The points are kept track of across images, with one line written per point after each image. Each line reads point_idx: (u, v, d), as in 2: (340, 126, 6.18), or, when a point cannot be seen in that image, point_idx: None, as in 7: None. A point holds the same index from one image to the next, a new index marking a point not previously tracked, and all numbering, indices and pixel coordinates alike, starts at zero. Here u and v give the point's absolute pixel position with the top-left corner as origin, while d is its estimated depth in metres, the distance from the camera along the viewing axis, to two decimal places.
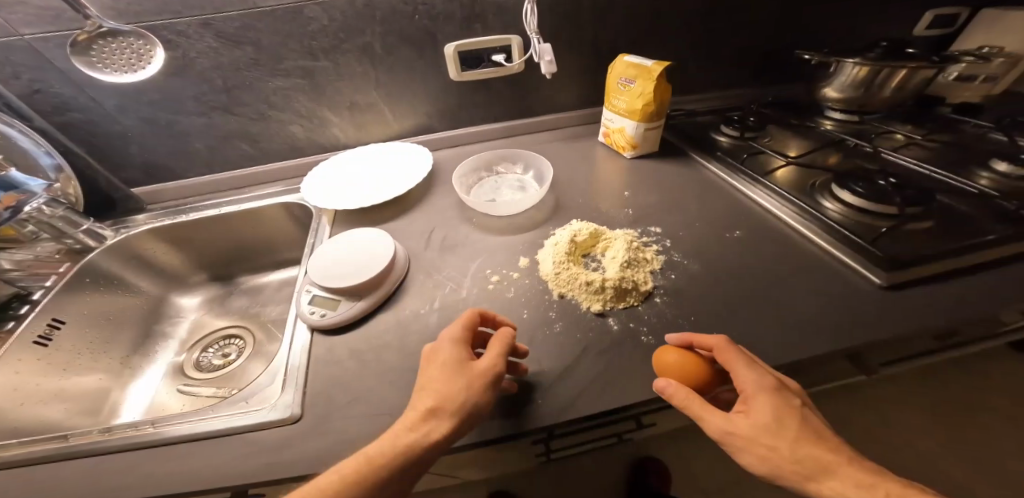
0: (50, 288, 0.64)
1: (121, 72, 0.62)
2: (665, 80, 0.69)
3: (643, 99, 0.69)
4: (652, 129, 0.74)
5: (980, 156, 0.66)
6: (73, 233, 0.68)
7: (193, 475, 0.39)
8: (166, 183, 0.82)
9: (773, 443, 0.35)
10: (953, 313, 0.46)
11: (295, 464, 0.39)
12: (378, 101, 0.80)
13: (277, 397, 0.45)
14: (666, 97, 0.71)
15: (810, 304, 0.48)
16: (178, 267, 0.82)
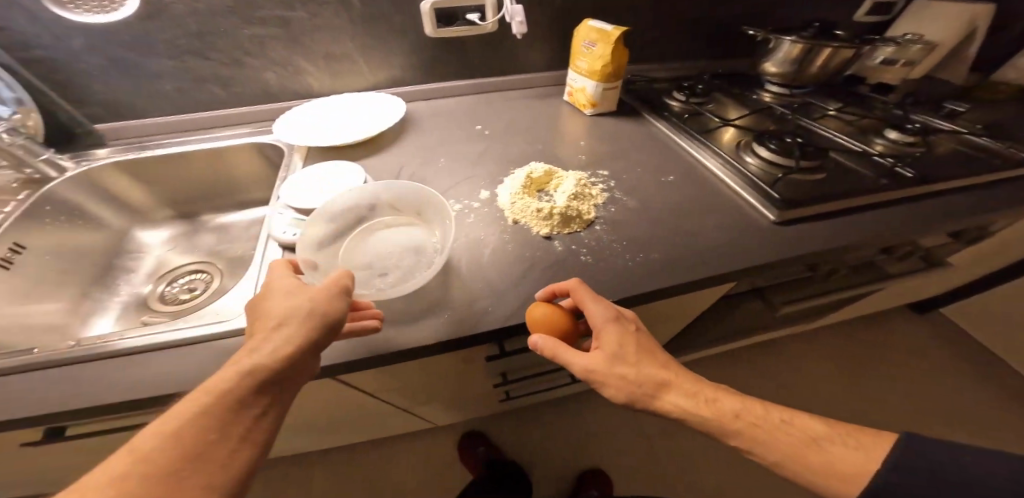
0: (9, 212, 0.61)
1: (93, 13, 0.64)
2: (623, 44, 0.75)
3: (602, 61, 0.76)
4: (611, 89, 0.82)
5: (879, 126, 0.80)
6: (33, 162, 0.66)
7: (161, 378, 0.44)
8: (129, 119, 0.80)
9: (621, 371, 0.43)
10: (833, 238, 0.57)
11: None
12: (353, 52, 0.84)
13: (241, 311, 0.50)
14: (623, 60, 0.77)
15: (718, 234, 0.58)
16: (143, 202, 0.79)
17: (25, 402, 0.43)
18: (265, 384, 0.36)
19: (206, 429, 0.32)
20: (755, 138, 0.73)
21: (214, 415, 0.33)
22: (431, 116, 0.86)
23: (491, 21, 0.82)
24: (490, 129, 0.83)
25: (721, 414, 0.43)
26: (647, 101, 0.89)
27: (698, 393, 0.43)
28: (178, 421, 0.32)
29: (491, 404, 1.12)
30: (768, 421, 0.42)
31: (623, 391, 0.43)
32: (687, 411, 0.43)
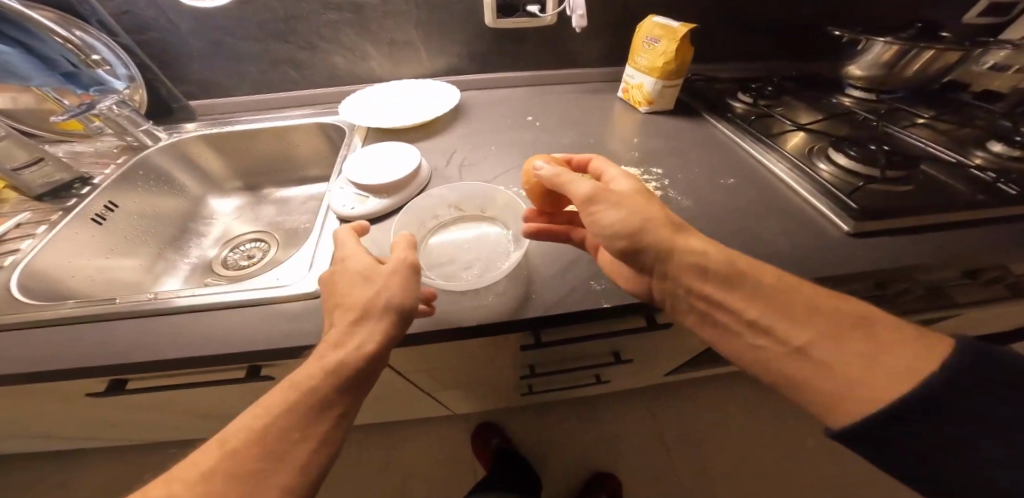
0: (110, 174, 0.70)
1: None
2: (689, 42, 0.72)
3: (665, 57, 0.73)
4: (670, 87, 0.79)
5: (983, 138, 0.72)
6: (134, 131, 0.74)
7: (217, 338, 0.47)
8: (217, 98, 0.87)
9: (626, 220, 0.44)
10: (916, 256, 0.52)
11: (315, 333, 0.48)
12: (415, 39, 0.87)
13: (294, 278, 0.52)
14: (688, 58, 0.74)
15: (783, 241, 0.55)
16: (217, 172, 0.85)
17: (113, 344, 0.47)
18: (340, 382, 0.39)
19: (297, 414, 0.37)
20: (832, 144, 0.69)
21: (290, 418, 0.37)
22: (483, 105, 0.87)
23: (550, 14, 0.82)
24: (540, 120, 0.82)
25: (723, 272, 0.42)
26: (708, 100, 0.86)
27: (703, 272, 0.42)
28: (264, 418, 0.37)
29: (513, 396, 1.12)
30: (763, 276, 0.41)
31: (617, 230, 0.44)
32: (686, 253, 0.42)
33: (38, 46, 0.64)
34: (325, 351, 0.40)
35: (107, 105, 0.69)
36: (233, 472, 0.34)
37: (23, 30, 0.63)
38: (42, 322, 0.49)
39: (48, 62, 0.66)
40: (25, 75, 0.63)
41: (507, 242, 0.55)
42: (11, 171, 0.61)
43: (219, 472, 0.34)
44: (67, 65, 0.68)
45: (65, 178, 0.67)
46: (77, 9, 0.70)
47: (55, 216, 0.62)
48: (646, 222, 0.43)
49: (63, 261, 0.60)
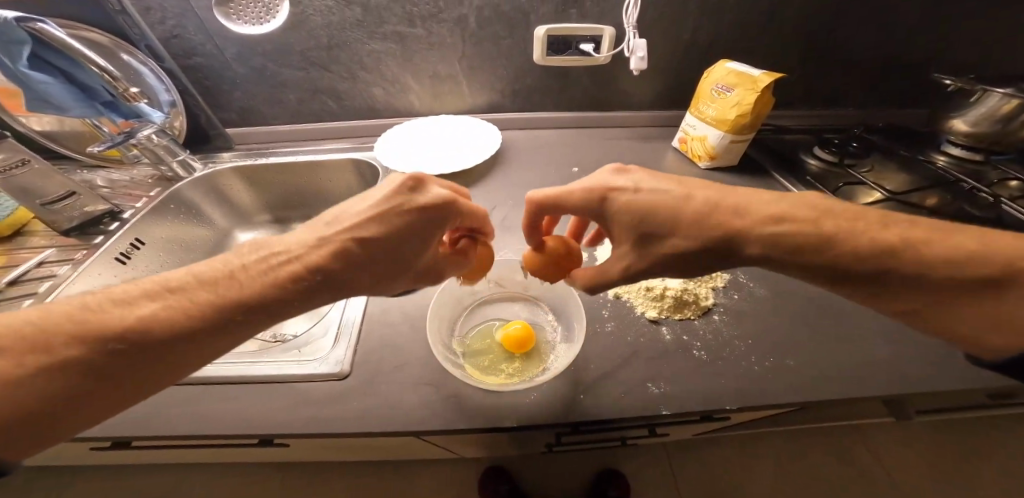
0: (141, 208, 0.68)
1: (253, 23, 0.67)
2: (769, 93, 0.64)
3: (738, 109, 0.65)
4: (738, 142, 0.70)
5: None
6: (170, 161, 0.72)
7: (241, 421, 0.44)
8: (255, 127, 0.85)
9: (722, 239, 0.36)
10: None
11: (335, 424, 0.43)
12: (458, 73, 0.82)
13: (329, 352, 0.49)
14: (764, 112, 0.66)
15: (879, 353, 0.46)
16: (247, 205, 0.83)
17: (126, 419, 0.44)
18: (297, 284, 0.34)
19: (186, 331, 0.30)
20: None
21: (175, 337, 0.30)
22: (523, 149, 0.81)
23: (607, 53, 0.76)
24: (587, 171, 0.75)
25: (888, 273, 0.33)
26: (778, 156, 0.77)
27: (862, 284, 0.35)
28: (150, 319, 0.30)
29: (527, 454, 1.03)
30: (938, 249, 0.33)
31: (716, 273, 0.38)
32: (816, 249, 0.35)
33: (81, 75, 0.59)
34: (279, 273, 0.34)
35: (146, 135, 0.66)
36: (88, 363, 0.28)
37: (62, 56, 0.57)
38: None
39: (88, 92, 0.61)
40: (65, 106, 0.59)
41: (554, 335, 0.50)
42: (41, 206, 0.59)
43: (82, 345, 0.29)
44: (107, 95, 0.62)
45: (95, 210, 0.64)
46: (127, 33, 0.68)
47: (80, 254, 0.61)
48: (719, 227, 0.36)
49: None
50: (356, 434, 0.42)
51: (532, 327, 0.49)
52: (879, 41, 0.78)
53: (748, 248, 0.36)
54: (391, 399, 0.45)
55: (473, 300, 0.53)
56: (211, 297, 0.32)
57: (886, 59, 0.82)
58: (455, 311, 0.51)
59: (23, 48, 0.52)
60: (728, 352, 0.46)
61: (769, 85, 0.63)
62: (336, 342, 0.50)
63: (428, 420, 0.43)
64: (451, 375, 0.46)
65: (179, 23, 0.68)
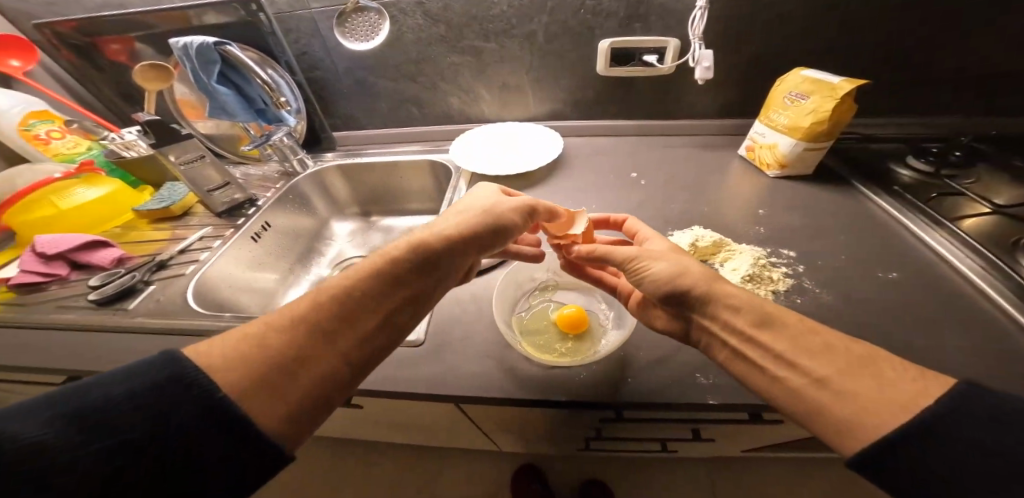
0: (270, 197, 0.83)
1: (372, 37, 0.79)
2: (851, 99, 0.62)
3: (814, 116, 0.63)
4: (813, 150, 0.67)
5: None
6: (292, 158, 0.87)
7: None
8: (352, 132, 1.00)
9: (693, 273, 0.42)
10: None
11: (413, 383, 0.49)
12: (525, 84, 0.89)
13: None
14: (845, 118, 0.63)
15: (969, 369, 0.42)
16: (342, 198, 0.96)
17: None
18: (419, 264, 0.41)
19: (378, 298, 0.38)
20: None
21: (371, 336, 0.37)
22: (583, 155, 0.85)
23: (671, 63, 0.78)
24: (647, 176, 0.77)
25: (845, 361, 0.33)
26: (859, 165, 0.73)
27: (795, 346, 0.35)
28: (353, 292, 0.37)
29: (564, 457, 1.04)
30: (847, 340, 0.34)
31: (669, 281, 0.42)
32: (747, 302, 0.39)
33: (247, 88, 0.75)
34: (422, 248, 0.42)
35: (281, 136, 0.81)
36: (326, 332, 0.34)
37: (238, 74, 0.73)
38: (206, 331, 0.58)
39: (249, 102, 0.76)
40: (234, 114, 0.74)
41: (606, 321, 0.53)
42: (206, 192, 0.76)
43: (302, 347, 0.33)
44: (262, 104, 0.78)
45: (240, 197, 0.80)
46: (273, 52, 0.82)
47: (229, 232, 0.76)
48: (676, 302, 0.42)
49: (224, 277, 0.71)
50: (427, 393, 0.48)
51: (586, 312, 0.53)
52: None
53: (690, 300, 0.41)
54: (458, 366, 0.50)
55: (534, 285, 0.58)
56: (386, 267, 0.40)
57: None
58: (515, 293, 0.56)
59: (215, 66, 0.68)
60: None
61: (852, 91, 0.60)
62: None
63: (489, 386, 0.48)
64: (513, 350, 0.51)
65: (307, 42, 0.84)
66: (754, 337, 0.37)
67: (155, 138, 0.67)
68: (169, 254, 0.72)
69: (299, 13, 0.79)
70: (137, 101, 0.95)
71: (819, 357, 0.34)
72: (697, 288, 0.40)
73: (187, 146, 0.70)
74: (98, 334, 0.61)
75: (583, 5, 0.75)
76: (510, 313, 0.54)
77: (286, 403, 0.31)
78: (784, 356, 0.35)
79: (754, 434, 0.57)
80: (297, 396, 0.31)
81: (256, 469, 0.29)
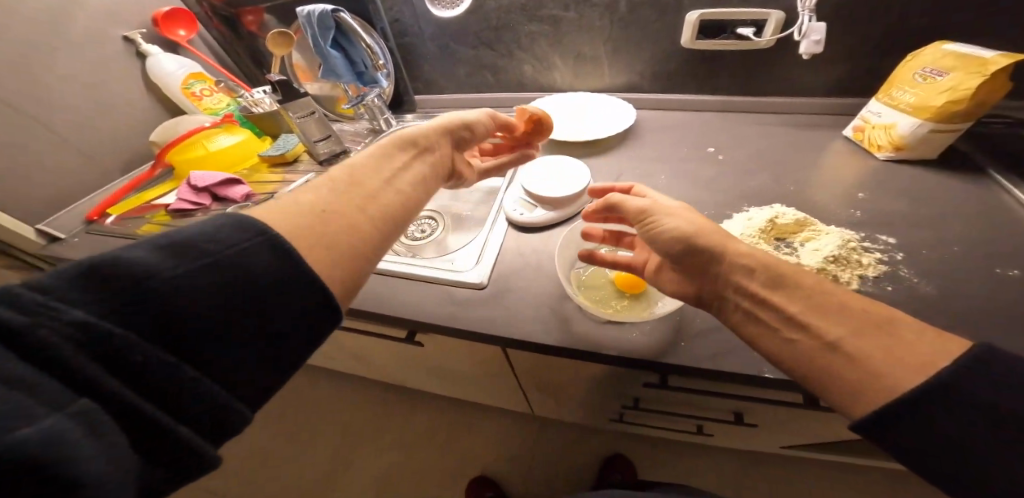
0: (360, 152, 0.92)
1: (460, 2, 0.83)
2: (1007, 76, 0.52)
3: (951, 94, 0.54)
4: (941, 134, 0.58)
5: None
6: (381, 117, 0.96)
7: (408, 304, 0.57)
8: (431, 96, 1.06)
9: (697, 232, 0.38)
10: None
11: (472, 320, 0.53)
12: (602, 54, 0.88)
13: (472, 266, 0.59)
14: (994, 98, 0.54)
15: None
16: (416, 156, 1.04)
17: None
18: (419, 152, 0.46)
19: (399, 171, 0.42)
20: None
21: (390, 213, 0.37)
22: (656, 128, 0.82)
23: (771, 37, 0.71)
24: (725, 152, 0.73)
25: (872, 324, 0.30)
26: (991, 153, 0.62)
27: (818, 306, 0.32)
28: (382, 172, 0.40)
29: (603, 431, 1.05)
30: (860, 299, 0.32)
31: (672, 241, 0.39)
32: (766, 263, 0.35)
33: (352, 52, 0.82)
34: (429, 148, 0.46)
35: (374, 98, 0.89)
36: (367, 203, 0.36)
37: (346, 38, 0.80)
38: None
39: (353, 65, 0.84)
40: (341, 76, 0.82)
41: None
42: (312, 142, 0.85)
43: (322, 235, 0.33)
44: (363, 67, 0.85)
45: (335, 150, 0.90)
46: (374, 21, 0.90)
47: (325, 178, 0.86)
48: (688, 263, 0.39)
49: None
50: (484, 330, 0.52)
51: (643, 275, 0.52)
52: None
53: (703, 264, 0.38)
54: (514, 311, 0.53)
55: (593, 245, 0.59)
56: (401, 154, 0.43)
57: None
58: (576, 253, 0.58)
59: (330, 31, 0.76)
60: None
61: (1010, 67, 0.51)
62: (477, 261, 0.60)
63: (543, 331, 0.50)
64: (568, 302, 0.53)
65: (398, 10, 0.90)
66: (764, 299, 0.35)
67: (282, 96, 0.78)
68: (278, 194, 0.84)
69: None
70: (256, 65, 1.09)
71: (834, 318, 0.31)
72: (711, 247, 0.37)
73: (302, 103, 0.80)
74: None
75: None
76: (570, 269, 0.56)
77: (337, 255, 0.31)
78: (794, 318, 0.33)
79: (819, 426, 0.54)
80: (343, 252, 0.32)
81: (308, 317, 0.29)
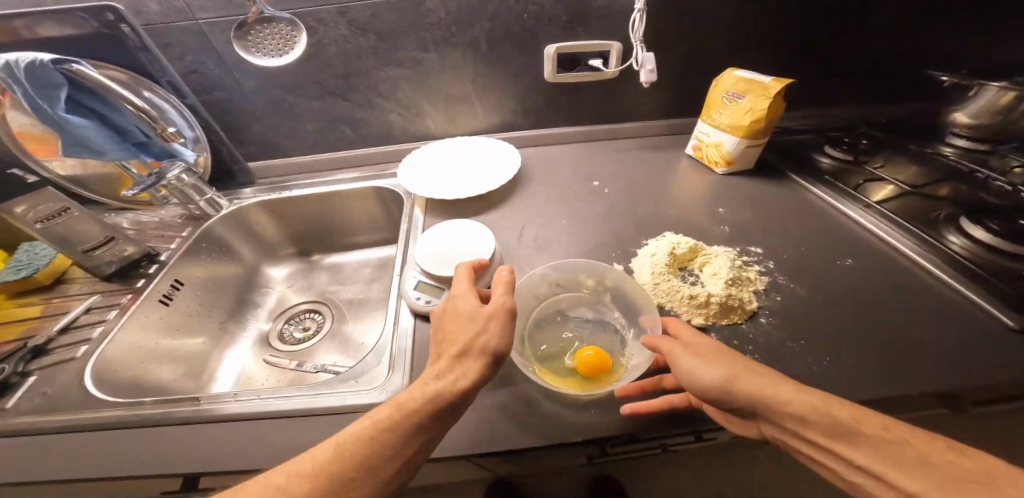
0: (177, 249, 0.71)
1: (268, 56, 0.69)
2: (781, 99, 0.63)
3: (752, 115, 0.64)
4: (754, 147, 0.69)
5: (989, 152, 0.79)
6: (199, 201, 0.75)
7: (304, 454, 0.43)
8: (276, 159, 0.88)
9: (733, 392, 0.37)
10: None
11: None
12: (471, 94, 0.83)
13: (386, 379, 0.48)
14: (778, 116, 0.64)
15: (942, 343, 0.46)
16: (273, 238, 0.87)
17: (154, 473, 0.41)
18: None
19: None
20: (966, 214, 0.60)
21: (432, 408, 0.36)
22: (540, 168, 0.81)
23: (616, 67, 0.75)
24: (609, 185, 0.76)
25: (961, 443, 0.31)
26: (796, 156, 0.79)
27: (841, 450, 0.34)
28: (367, 441, 0.35)
29: None
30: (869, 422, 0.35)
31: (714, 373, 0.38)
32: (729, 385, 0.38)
33: (111, 115, 0.61)
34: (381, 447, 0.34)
35: (175, 175, 0.68)
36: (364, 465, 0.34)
37: (99, 99, 0.59)
38: (174, 422, 0.47)
39: (122, 134, 0.63)
40: (100, 151, 0.60)
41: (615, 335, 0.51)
42: (83, 253, 0.62)
43: (839, 438, 0.34)
44: (141, 136, 0.64)
45: (138, 252, 0.67)
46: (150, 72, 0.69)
47: (125, 299, 0.63)
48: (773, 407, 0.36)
49: (131, 348, 0.60)
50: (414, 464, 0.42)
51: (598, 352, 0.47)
52: (891, 37, 0.78)
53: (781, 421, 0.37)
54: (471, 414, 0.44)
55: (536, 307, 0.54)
56: (366, 440, 0.35)
57: (897, 58, 0.81)
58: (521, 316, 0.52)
59: (61, 90, 0.54)
60: (781, 352, 0.47)
61: (780, 90, 0.61)
62: (390, 370, 0.49)
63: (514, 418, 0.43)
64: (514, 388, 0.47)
65: (200, 59, 0.71)
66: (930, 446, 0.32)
67: None
68: (44, 337, 0.57)
69: (184, 25, 0.67)
70: None
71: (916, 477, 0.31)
72: (741, 398, 0.37)
73: (41, 197, 0.57)
74: (18, 445, 0.47)
75: (525, 10, 0.71)
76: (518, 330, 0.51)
77: None
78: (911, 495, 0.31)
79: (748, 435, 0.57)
80: None
81: None
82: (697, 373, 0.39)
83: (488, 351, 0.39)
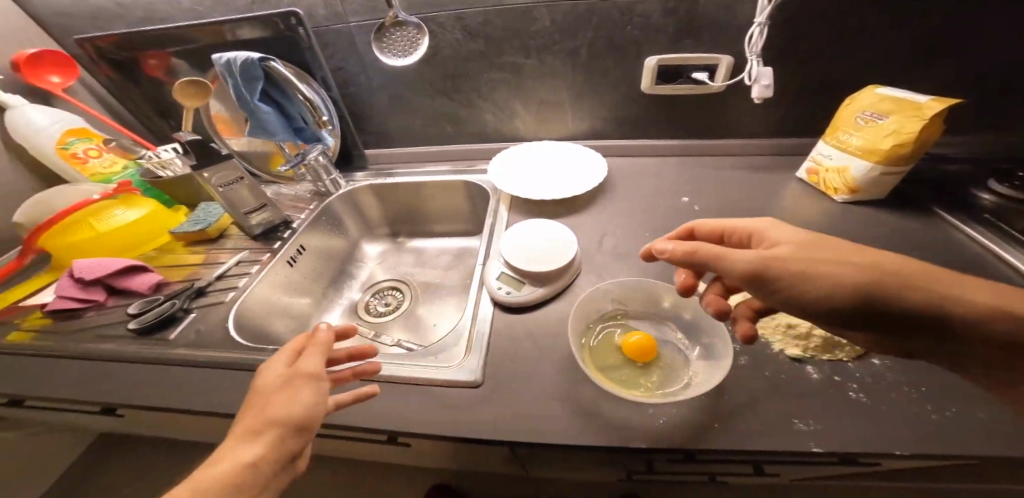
0: (306, 219, 0.84)
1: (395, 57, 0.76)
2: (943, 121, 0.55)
3: (897, 137, 0.57)
4: (891, 174, 0.61)
5: None
6: (325, 179, 0.88)
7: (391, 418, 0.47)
8: (384, 149, 1.00)
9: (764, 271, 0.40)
10: None
11: (469, 426, 0.45)
12: (565, 101, 0.86)
13: (464, 359, 0.52)
14: (934, 139, 0.57)
15: None
16: (373, 218, 0.98)
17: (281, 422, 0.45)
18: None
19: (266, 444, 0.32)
20: None
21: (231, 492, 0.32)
22: (627, 178, 0.81)
23: (723, 81, 0.72)
24: (700, 202, 0.73)
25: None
26: (934, 188, 0.68)
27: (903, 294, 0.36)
28: None
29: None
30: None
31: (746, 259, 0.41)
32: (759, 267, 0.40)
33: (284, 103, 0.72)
34: None
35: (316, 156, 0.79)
36: None
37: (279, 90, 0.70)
38: None
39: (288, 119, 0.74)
40: (272, 132, 0.72)
41: (688, 352, 0.49)
42: (244, 213, 0.75)
43: (895, 282, 0.37)
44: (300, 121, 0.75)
45: (277, 219, 0.80)
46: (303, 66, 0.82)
47: (265, 257, 0.75)
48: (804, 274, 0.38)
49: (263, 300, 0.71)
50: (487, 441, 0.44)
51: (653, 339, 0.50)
52: None
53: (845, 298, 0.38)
54: (546, 392, 0.47)
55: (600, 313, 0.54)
56: None
57: None
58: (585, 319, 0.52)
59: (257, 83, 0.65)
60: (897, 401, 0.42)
61: (941, 112, 0.54)
62: (467, 353, 0.53)
63: (589, 405, 0.45)
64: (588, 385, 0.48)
65: (339, 57, 0.83)
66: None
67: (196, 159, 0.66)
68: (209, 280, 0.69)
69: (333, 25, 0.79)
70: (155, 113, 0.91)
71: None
72: (776, 269, 0.39)
73: (226, 168, 0.70)
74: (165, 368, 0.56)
75: (631, 22, 0.71)
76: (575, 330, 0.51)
77: None
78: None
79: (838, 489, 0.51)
80: None
81: None
82: (735, 257, 0.41)
83: (294, 424, 0.37)
